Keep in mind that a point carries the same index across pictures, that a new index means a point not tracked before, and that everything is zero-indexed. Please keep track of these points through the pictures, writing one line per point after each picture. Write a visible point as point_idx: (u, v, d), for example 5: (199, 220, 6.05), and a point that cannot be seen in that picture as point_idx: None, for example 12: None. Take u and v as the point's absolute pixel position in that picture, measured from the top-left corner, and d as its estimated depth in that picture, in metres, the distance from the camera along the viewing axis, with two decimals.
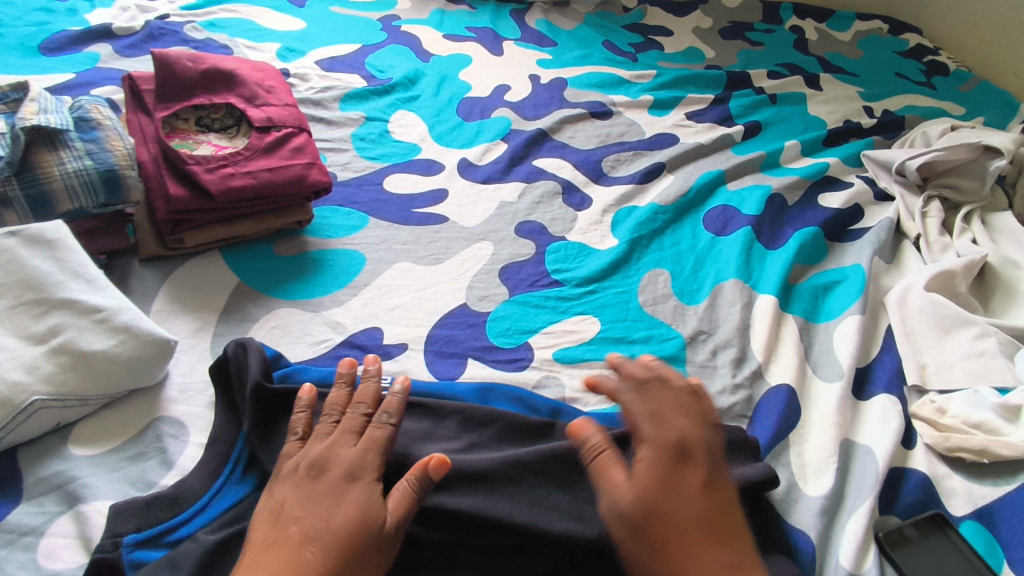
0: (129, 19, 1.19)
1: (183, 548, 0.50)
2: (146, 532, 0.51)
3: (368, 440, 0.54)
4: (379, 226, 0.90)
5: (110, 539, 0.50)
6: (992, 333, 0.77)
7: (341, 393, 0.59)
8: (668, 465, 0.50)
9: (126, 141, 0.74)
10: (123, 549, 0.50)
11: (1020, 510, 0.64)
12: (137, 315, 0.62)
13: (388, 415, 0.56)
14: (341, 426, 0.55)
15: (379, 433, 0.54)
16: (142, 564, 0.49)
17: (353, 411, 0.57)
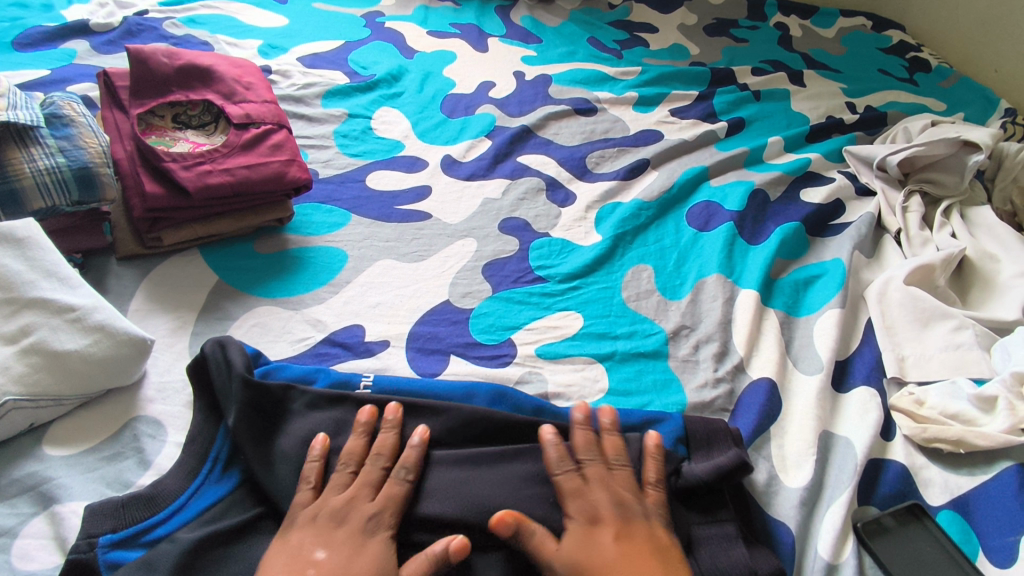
0: (107, 15, 1.18)
1: (161, 549, 0.49)
2: (121, 532, 0.51)
3: (387, 496, 0.54)
4: (362, 224, 0.89)
5: (86, 540, 0.50)
6: (969, 325, 0.79)
7: (356, 441, 0.58)
8: (613, 514, 0.54)
9: (100, 138, 0.73)
10: (99, 550, 0.49)
11: (995, 499, 0.65)
12: (111, 314, 0.61)
13: (405, 471, 0.56)
14: (359, 479, 0.55)
15: (395, 490, 0.55)
16: (119, 565, 0.49)
17: (373, 465, 0.56)
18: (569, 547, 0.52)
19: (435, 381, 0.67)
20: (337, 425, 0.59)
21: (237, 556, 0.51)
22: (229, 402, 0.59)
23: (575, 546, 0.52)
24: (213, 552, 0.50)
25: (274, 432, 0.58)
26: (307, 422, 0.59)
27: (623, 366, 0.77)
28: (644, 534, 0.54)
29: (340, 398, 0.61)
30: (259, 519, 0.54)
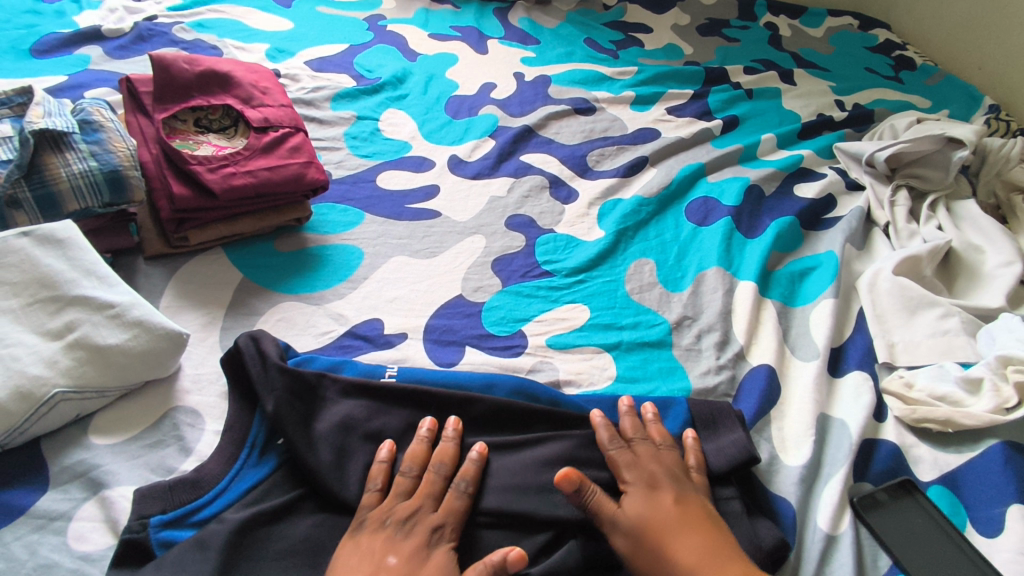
0: (117, 20, 1.20)
1: (210, 529, 0.53)
2: (171, 513, 0.54)
3: (448, 508, 0.57)
4: (376, 222, 0.93)
5: (138, 520, 0.53)
6: (954, 313, 0.83)
7: (419, 446, 0.61)
8: (666, 483, 0.59)
9: (128, 141, 0.76)
10: (151, 529, 0.52)
11: (981, 474, 0.70)
12: (148, 310, 0.64)
13: (465, 483, 0.59)
14: (422, 487, 0.58)
15: (456, 503, 0.57)
16: (171, 543, 0.52)
17: (434, 472, 0.59)
18: (633, 508, 0.57)
19: (457, 374, 0.71)
20: (369, 412, 0.63)
21: (281, 534, 0.54)
22: (266, 389, 0.62)
23: (640, 506, 0.57)
24: (257, 530, 0.54)
25: (311, 418, 0.61)
26: (343, 408, 0.62)
27: (629, 354, 0.82)
28: (699, 499, 0.59)
29: (369, 387, 0.64)
30: (299, 499, 0.57)
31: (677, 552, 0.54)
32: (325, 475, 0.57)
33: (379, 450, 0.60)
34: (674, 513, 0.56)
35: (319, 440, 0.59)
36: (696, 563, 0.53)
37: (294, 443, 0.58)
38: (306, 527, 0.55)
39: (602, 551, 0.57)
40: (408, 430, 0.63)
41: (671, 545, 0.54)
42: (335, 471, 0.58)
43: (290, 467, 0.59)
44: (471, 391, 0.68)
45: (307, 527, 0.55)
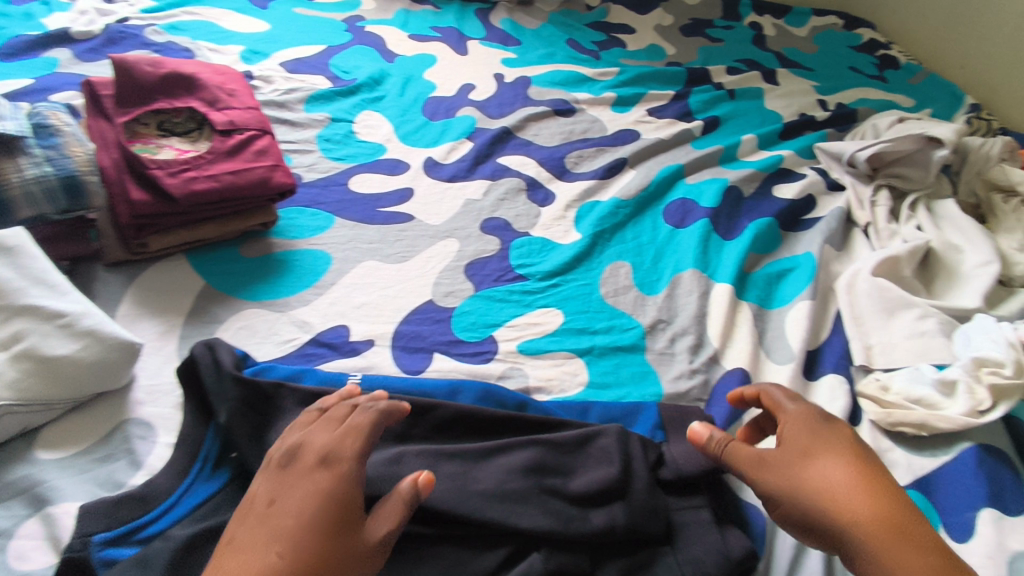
0: (88, 22, 1.19)
1: (154, 547, 0.51)
2: (115, 531, 0.53)
3: (350, 426, 0.53)
4: (346, 226, 0.91)
5: (80, 538, 0.51)
6: (932, 314, 0.82)
7: (335, 396, 0.59)
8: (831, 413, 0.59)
9: (86, 146, 0.75)
10: (93, 547, 0.51)
11: (956, 478, 0.68)
12: (100, 319, 0.63)
13: (370, 405, 0.56)
14: (324, 416, 0.55)
15: (357, 420, 0.54)
16: (113, 562, 0.51)
17: (341, 405, 0.57)
18: (791, 439, 0.57)
19: (423, 381, 0.69)
20: None
21: None
22: (220, 400, 0.60)
23: (800, 436, 0.57)
24: (205, 546, 0.52)
25: (266, 429, 0.60)
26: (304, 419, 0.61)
27: (602, 359, 0.80)
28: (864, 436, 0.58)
29: (329, 396, 0.63)
30: None
31: (818, 476, 0.53)
32: None
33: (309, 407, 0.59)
34: (839, 444, 0.55)
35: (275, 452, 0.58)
36: (834, 489, 0.52)
37: (247, 456, 0.57)
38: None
39: (565, 562, 0.56)
40: None
41: (820, 472, 0.53)
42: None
43: (242, 480, 0.58)
44: (435, 398, 0.67)
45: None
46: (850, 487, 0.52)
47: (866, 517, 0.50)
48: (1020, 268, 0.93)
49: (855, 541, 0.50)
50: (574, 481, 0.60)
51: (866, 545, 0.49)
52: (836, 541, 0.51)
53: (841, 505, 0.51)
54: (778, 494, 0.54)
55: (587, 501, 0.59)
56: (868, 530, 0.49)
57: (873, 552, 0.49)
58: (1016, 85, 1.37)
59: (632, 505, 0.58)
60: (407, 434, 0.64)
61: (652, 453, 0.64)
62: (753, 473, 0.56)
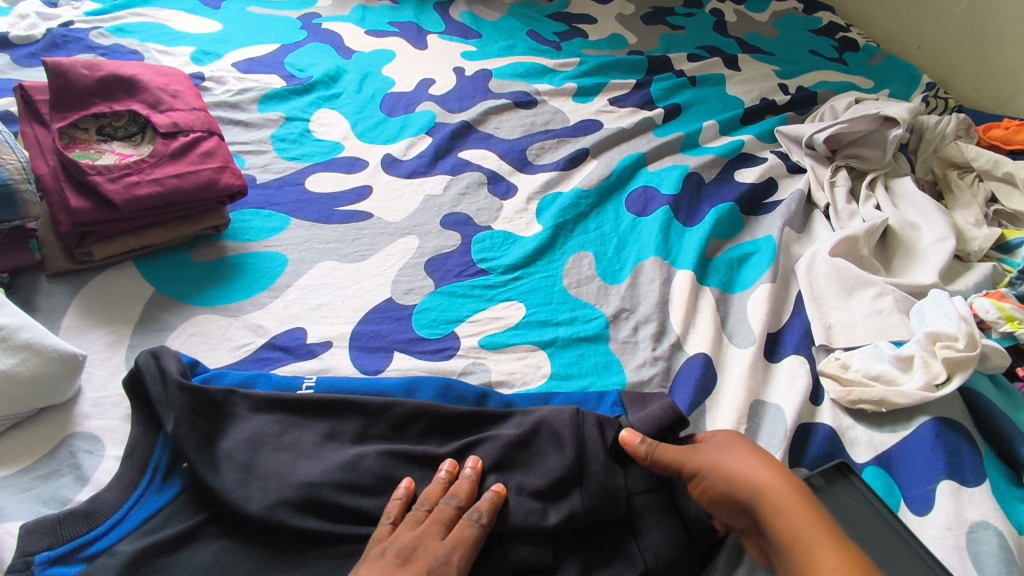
0: (29, 27, 1.15)
1: (101, 563, 0.50)
2: (58, 549, 0.51)
3: (457, 538, 0.52)
4: (302, 227, 0.90)
5: (21, 559, 0.50)
6: (889, 291, 0.82)
7: (435, 484, 0.57)
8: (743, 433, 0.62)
9: (20, 154, 0.72)
10: (35, 568, 0.49)
11: (914, 452, 0.69)
12: (40, 333, 0.61)
13: (478, 515, 0.54)
14: (432, 516, 0.54)
15: (466, 533, 0.53)
16: None
17: (446, 503, 0.55)
18: (717, 441, 0.60)
19: (381, 381, 0.69)
20: (283, 426, 0.61)
21: (181, 564, 0.52)
22: (166, 408, 0.59)
23: (722, 437, 0.60)
24: (155, 560, 0.51)
25: (216, 436, 0.58)
26: (275, 426, 0.60)
27: (565, 351, 0.79)
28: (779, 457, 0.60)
29: (282, 400, 0.62)
30: (201, 525, 0.54)
31: (735, 463, 0.56)
32: (225, 495, 0.54)
33: (397, 488, 0.56)
34: (753, 446, 0.58)
35: (235, 460, 0.57)
36: (752, 471, 0.55)
37: (196, 465, 0.55)
38: (208, 553, 0.53)
39: (531, 558, 0.55)
40: (324, 442, 0.60)
41: (739, 459, 0.56)
42: (242, 485, 0.55)
43: (194, 490, 0.56)
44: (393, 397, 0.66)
45: (210, 554, 0.53)
46: (763, 470, 0.55)
47: (780, 491, 0.53)
48: (976, 243, 0.94)
49: (774, 509, 0.52)
50: (533, 476, 0.59)
51: (779, 513, 0.52)
52: (759, 516, 0.53)
53: (761, 481, 0.54)
54: (706, 478, 0.56)
55: (549, 499, 0.57)
56: (781, 501, 0.53)
57: (788, 518, 0.52)
58: (971, 65, 1.40)
59: (589, 491, 0.57)
60: (364, 434, 0.62)
61: (609, 431, 0.62)
62: (684, 460, 0.58)
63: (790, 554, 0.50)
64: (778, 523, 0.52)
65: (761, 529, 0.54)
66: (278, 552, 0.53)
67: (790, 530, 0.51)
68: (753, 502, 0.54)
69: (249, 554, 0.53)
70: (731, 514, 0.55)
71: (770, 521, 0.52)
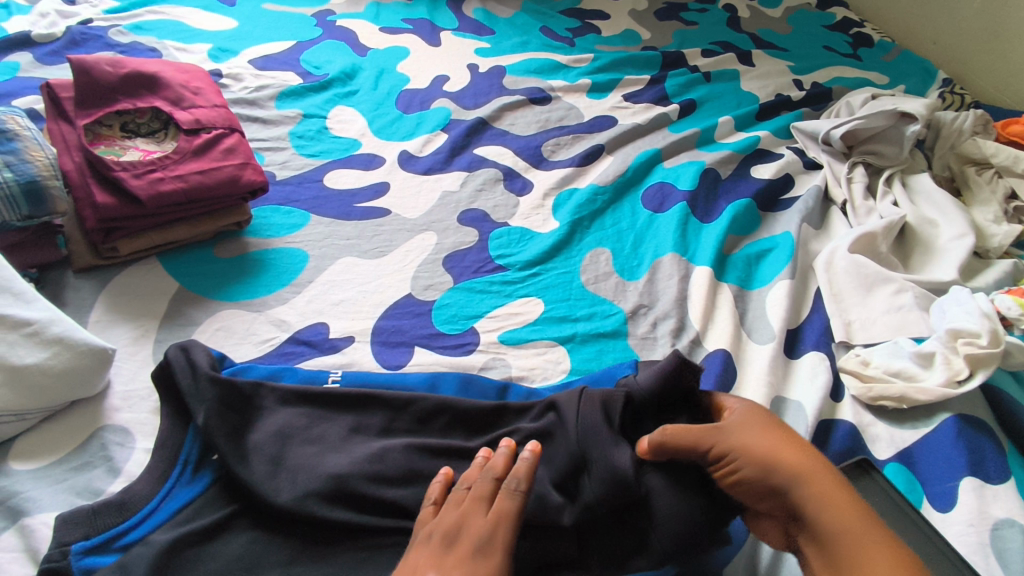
0: (50, 25, 1.16)
1: (136, 552, 0.51)
2: (94, 539, 0.52)
3: (499, 511, 0.51)
4: (322, 223, 0.90)
5: (59, 548, 0.50)
6: (908, 288, 0.82)
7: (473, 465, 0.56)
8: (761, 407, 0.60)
9: (48, 151, 0.73)
10: (72, 556, 0.50)
11: (936, 448, 0.69)
12: (70, 327, 0.62)
13: (517, 482, 0.53)
14: (472, 493, 0.53)
15: (507, 504, 0.51)
16: (94, 569, 0.50)
17: (485, 479, 0.54)
18: (740, 419, 0.58)
19: (404, 377, 0.70)
20: (308, 418, 0.61)
21: (215, 554, 0.53)
22: (197, 401, 0.60)
23: (747, 416, 0.58)
24: (188, 550, 0.52)
25: (245, 429, 0.59)
26: (302, 418, 0.61)
27: (584, 346, 0.80)
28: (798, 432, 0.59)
29: (307, 394, 0.63)
30: (232, 517, 0.55)
31: (765, 444, 0.55)
32: (255, 486, 0.55)
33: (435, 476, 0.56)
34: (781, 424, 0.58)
35: (264, 452, 0.57)
36: (783, 455, 0.54)
37: (227, 456, 0.56)
38: (239, 544, 0.53)
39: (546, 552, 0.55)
40: (350, 435, 0.61)
41: (769, 442, 0.55)
42: (272, 475, 0.56)
43: (224, 483, 0.57)
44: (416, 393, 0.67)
45: (242, 544, 0.53)
46: (795, 454, 0.54)
47: (815, 477, 0.53)
48: (995, 239, 0.94)
49: (812, 496, 0.52)
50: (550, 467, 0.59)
51: (816, 500, 0.52)
52: (794, 501, 0.52)
53: (796, 467, 0.53)
54: (736, 459, 0.54)
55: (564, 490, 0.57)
56: (818, 487, 0.52)
57: (826, 505, 0.51)
58: (989, 61, 1.39)
59: (596, 477, 0.56)
60: (388, 427, 0.62)
61: (615, 412, 0.59)
62: (711, 439, 0.56)
63: (825, 543, 0.50)
64: (814, 510, 0.51)
65: (792, 514, 0.53)
66: (309, 543, 0.54)
67: (829, 518, 0.51)
68: (788, 488, 0.53)
69: (280, 545, 0.54)
70: (758, 498, 0.54)
71: (806, 508, 0.52)
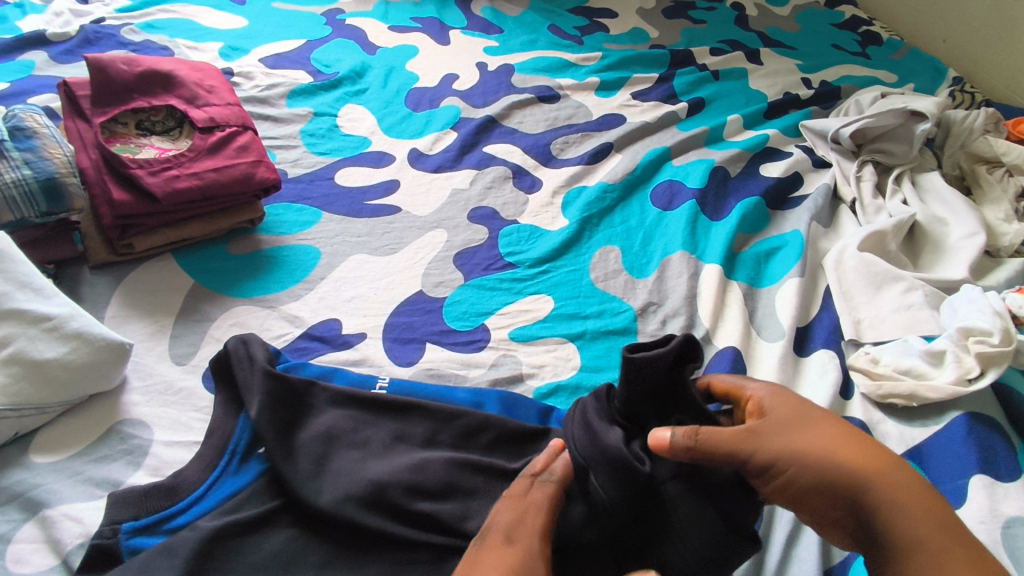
0: (63, 24, 1.18)
1: (182, 536, 0.52)
2: (143, 520, 0.54)
3: (531, 502, 0.51)
4: (333, 220, 0.91)
5: (110, 526, 0.53)
6: (918, 286, 0.83)
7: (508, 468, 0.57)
8: (797, 397, 0.55)
9: (65, 148, 0.74)
10: (121, 535, 0.53)
11: (947, 446, 0.69)
12: (88, 322, 0.63)
13: (551, 476, 0.54)
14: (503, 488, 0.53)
15: (539, 495, 0.52)
16: (140, 550, 0.52)
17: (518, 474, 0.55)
18: (776, 416, 0.53)
19: (453, 391, 0.70)
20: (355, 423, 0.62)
21: (253, 547, 0.53)
22: (251, 390, 0.61)
23: (785, 409, 0.53)
24: (229, 542, 0.53)
25: (295, 426, 0.60)
26: (322, 416, 0.61)
27: (594, 343, 0.80)
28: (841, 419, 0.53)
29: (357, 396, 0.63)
30: (277, 511, 0.55)
31: (811, 443, 0.50)
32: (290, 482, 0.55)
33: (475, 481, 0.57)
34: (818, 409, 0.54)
35: (290, 445, 0.58)
36: (835, 455, 0.49)
37: (274, 453, 0.57)
38: (279, 541, 0.54)
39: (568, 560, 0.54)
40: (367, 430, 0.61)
41: (818, 444, 0.50)
42: (312, 475, 0.56)
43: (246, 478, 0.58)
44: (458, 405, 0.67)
45: (281, 541, 0.54)
46: (850, 452, 0.49)
47: (878, 477, 0.48)
48: (1006, 238, 0.94)
49: (878, 500, 0.47)
50: None
51: (885, 503, 0.47)
52: (859, 508, 0.48)
53: (854, 468, 0.48)
54: (783, 467, 0.50)
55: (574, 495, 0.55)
56: (882, 488, 0.47)
57: (897, 506, 0.47)
58: (998, 59, 1.38)
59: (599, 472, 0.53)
60: (402, 423, 0.63)
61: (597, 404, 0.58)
62: (749, 443, 0.51)
63: (903, 550, 0.46)
64: (883, 515, 0.47)
65: (860, 522, 0.48)
66: (341, 540, 0.54)
67: (902, 521, 0.46)
68: (850, 494, 0.48)
69: (319, 547, 0.54)
70: (818, 504, 0.49)
71: (874, 513, 0.47)
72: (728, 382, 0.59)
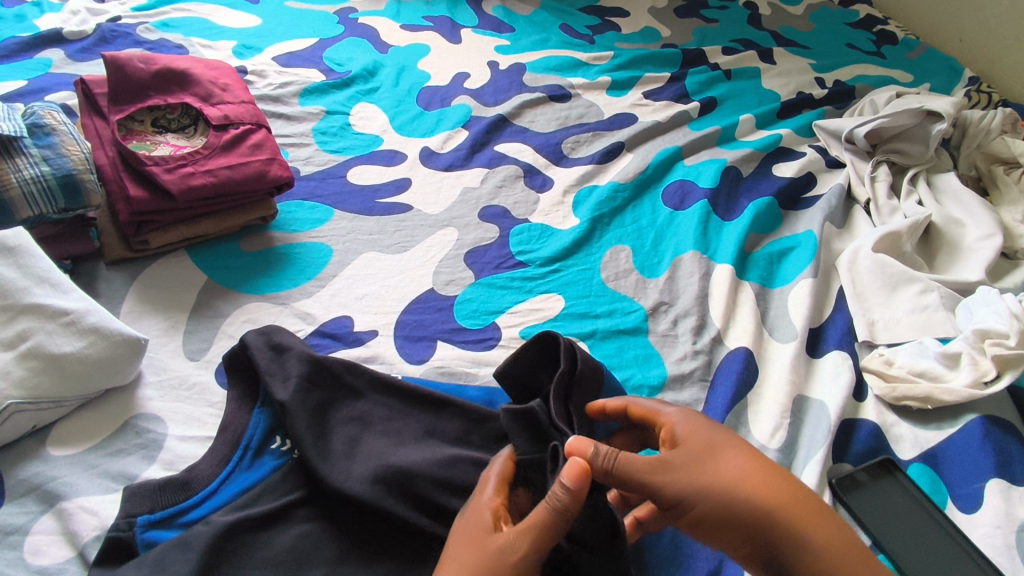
0: (80, 22, 1.19)
1: (195, 530, 0.52)
2: (158, 514, 0.54)
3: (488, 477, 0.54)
4: (345, 218, 0.91)
5: (125, 519, 0.53)
6: (933, 288, 0.82)
7: None
8: (711, 424, 0.56)
9: (82, 145, 0.75)
10: (137, 529, 0.53)
11: (962, 450, 0.68)
12: (105, 317, 0.64)
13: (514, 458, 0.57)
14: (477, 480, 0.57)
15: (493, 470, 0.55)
16: (155, 543, 0.53)
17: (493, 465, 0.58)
18: (688, 448, 0.54)
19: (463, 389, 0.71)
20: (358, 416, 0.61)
21: (265, 542, 0.53)
22: (267, 382, 0.61)
23: (696, 439, 0.54)
24: (240, 537, 0.53)
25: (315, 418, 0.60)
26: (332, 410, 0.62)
27: (605, 343, 0.80)
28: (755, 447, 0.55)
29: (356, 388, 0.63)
30: (293, 505, 0.56)
31: (725, 477, 0.51)
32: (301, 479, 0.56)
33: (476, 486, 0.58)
34: (732, 436, 0.55)
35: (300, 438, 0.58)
36: (747, 492, 0.50)
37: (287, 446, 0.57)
38: (290, 537, 0.54)
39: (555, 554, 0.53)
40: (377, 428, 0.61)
41: (730, 478, 0.51)
42: (342, 460, 0.57)
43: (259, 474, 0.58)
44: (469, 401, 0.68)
45: (293, 536, 0.54)
46: (763, 487, 0.50)
47: (788, 514, 0.49)
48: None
49: (786, 536, 0.48)
50: None
51: (792, 540, 0.48)
52: (770, 545, 0.49)
53: (764, 505, 0.49)
54: (692, 503, 0.51)
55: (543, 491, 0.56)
56: (791, 526, 0.48)
57: (804, 540, 0.48)
58: (1017, 58, 1.36)
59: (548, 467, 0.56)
60: (414, 420, 0.63)
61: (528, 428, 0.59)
62: (657, 478, 0.52)
63: None
64: (793, 552, 0.48)
65: (769, 559, 0.49)
66: (353, 536, 0.55)
67: (809, 558, 0.48)
68: (762, 532, 0.49)
69: (331, 540, 0.54)
70: (729, 540, 0.50)
71: (783, 549, 0.48)
72: (645, 406, 0.60)
